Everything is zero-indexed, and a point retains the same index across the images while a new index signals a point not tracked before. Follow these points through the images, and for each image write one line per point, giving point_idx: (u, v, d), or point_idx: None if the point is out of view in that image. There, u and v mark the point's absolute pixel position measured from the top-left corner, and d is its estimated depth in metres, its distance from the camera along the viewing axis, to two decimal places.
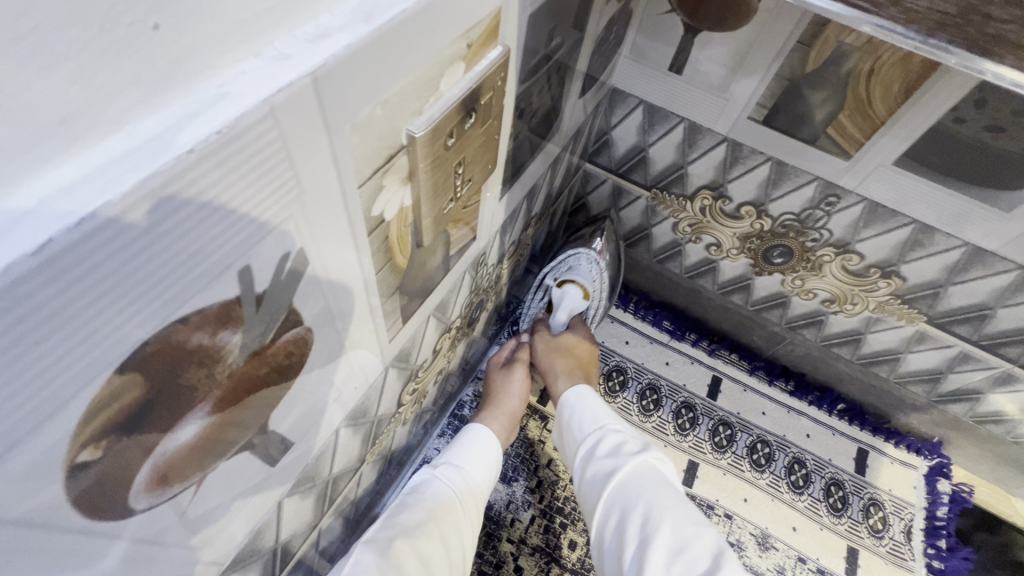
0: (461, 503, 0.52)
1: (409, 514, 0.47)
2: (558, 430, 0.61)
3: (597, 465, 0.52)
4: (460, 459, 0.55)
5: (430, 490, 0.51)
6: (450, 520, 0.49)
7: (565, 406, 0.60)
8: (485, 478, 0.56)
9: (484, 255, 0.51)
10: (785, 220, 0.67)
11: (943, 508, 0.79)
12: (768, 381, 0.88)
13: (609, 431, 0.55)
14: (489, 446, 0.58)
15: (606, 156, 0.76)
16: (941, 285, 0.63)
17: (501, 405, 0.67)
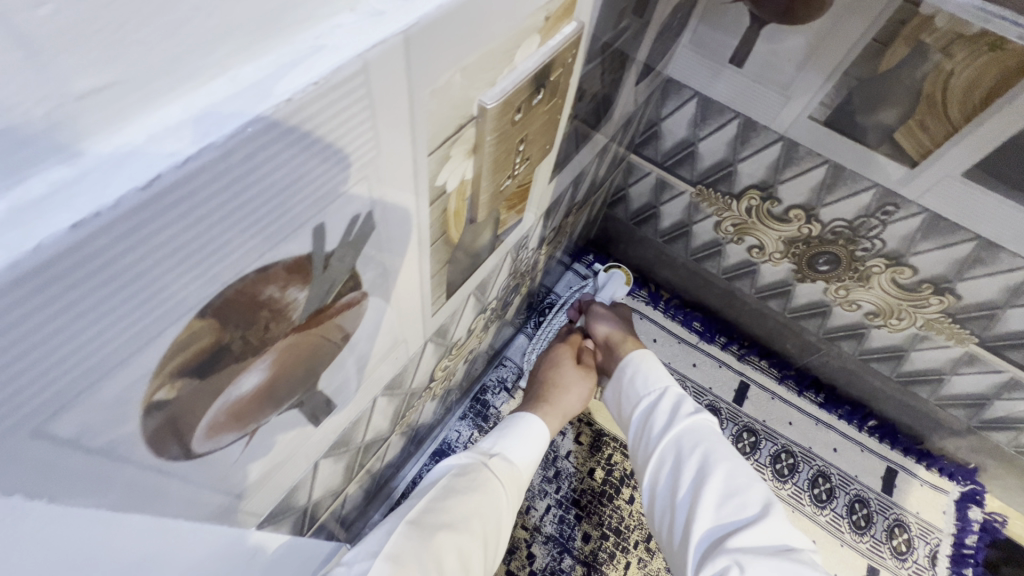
0: (509, 492, 0.51)
1: (456, 503, 0.45)
2: (615, 387, 0.61)
3: (656, 417, 0.53)
4: (511, 452, 0.55)
5: (480, 474, 0.50)
6: (497, 508, 0.49)
7: (626, 364, 0.61)
8: (529, 475, 0.56)
9: (525, 240, 0.51)
10: (835, 227, 0.65)
11: (972, 536, 0.76)
12: (798, 390, 0.86)
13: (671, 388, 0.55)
14: (542, 442, 0.59)
15: (652, 149, 0.74)
16: (998, 306, 0.60)
17: (560, 407, 0.65)
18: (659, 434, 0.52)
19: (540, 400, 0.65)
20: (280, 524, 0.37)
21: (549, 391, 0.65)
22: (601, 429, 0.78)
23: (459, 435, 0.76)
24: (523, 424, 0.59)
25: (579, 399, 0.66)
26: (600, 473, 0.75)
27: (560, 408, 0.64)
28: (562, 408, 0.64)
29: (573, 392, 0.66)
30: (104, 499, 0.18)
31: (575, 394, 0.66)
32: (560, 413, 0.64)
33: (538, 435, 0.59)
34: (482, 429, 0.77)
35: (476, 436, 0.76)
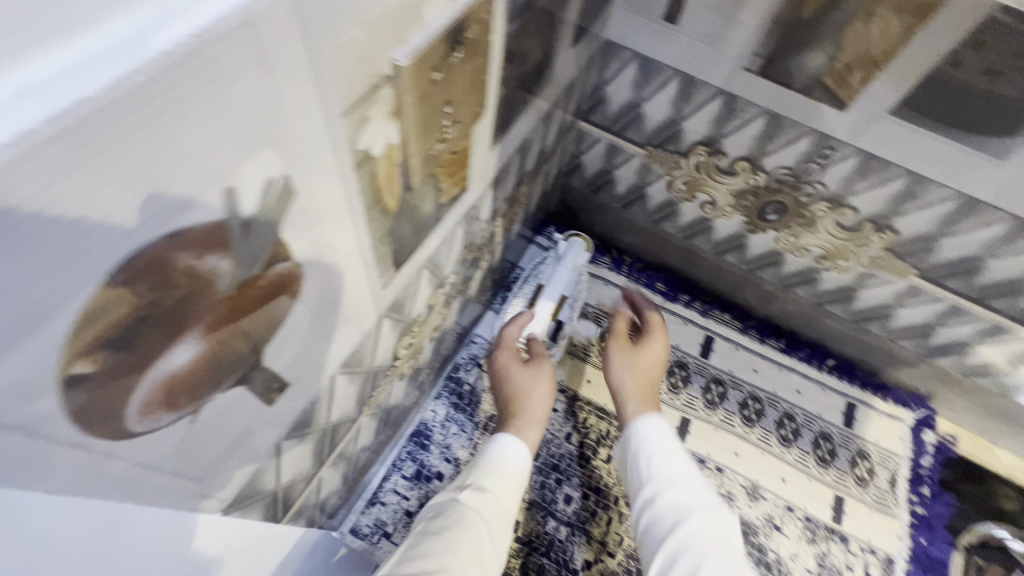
0: (486, 520, 0.52)
1: (431, 546, 0.47)
2: (621, 450, 0.61)
3: (665, 500, 0.52)
4: (484, 478, 0.56)
5: (454, 511, 0.52)
6: (476, 539, 0.49)
7: (631, 441, 0.59)
8: (511, 502, 0.56)
9: (476, 210, 0.51)
10: (779, 175, 0.67)
11: (927, 457, 0.81)
12: (761, 338, 0.88)
13: (679, 476, 0.54)
14: (520, 462, 0.59)
15: (600, 114, 0.74)
16: (932, 237, 0.63)
17: (531, 416, 0.64)
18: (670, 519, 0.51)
19: (508, 416, 0.64)
20: (248, 509, 0.37)
21: (514, 404, 0.65)
22: (575, 394, 0.80)
23: (435, 415, 0.75)
24: (493, 448, 0.60)
25: (545, 396, 0.66)
26: (576, 437, 0.77)
27: (531, 415, 0.64)
28: (533, 414, 0.64)
29: (541, 399, 0.65)
30: (36, 481, 0.18)
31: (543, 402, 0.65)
32: (533, 420, 0.64)
33: (513, 454, 0.59)
34: (457, 407, 0.77)
35: (452, 415, 0.76)
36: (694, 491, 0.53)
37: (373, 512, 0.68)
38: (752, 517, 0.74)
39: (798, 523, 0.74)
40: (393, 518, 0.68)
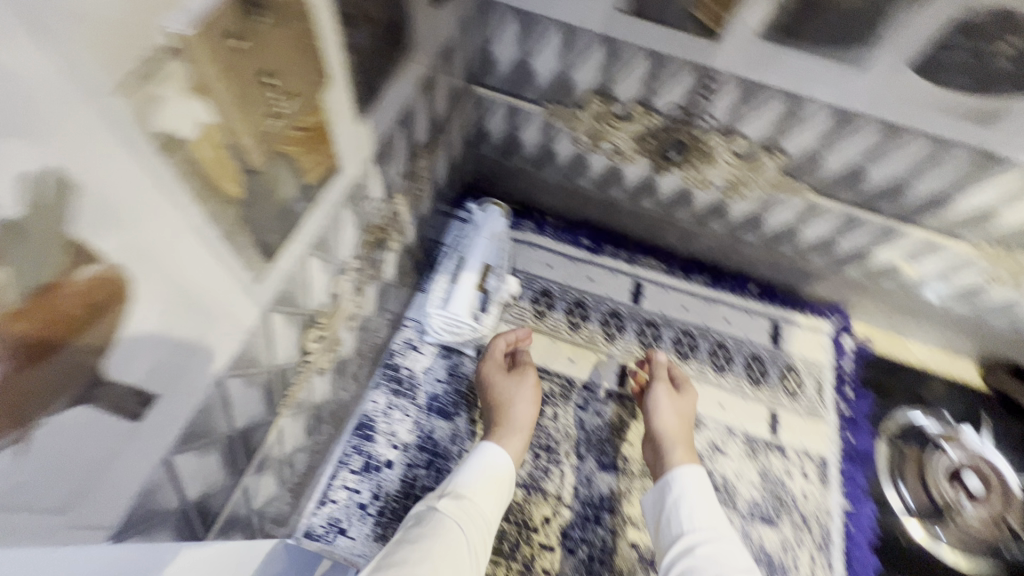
0: (462, 525, 0.57)
1: (406, 553, 0.52)
2: (655, 500, 0.65)
3: (703, 550, 0.57)
4: (464, 485, 0.62)
5: (432, 519, 0.57)
6: (451, 545, 0.55)
7: (671, 485, 0.64)
8: (490, 507, 0.61)
9: (363, 189, 0.49)
10: (673, 113, 0.68)
11: (848, 361, 0.87)
12: (686, 276, 0.91)
13: (718, 536, 0.58)
14: (502, 470, 0.65)
15: (493, 77, 0.73)
16: (818, 153, 0.66)
17: (516, 423, 0.70)
18: (708, 568, 0.55)
19: (495, 424, 0.70)
20: (151, 532, 0.35)
21: (501, 412, 0.71)
22: (515, 360, 0.81)
23: (376, 405, 0.74)
24: (478, 452, 0.65)
25: (529, 404, 0.72)
26: None
27: (515, 422, 0.70)
28: (518, 421, 0.70)
29: (523, 405, 0.72)
30: None
31: (525, 408, 0.71)
32: (517, 427, 0.70)
33: (496, 460, 0.65)
34: (398, 393, 0.76)
35: (393, 402, 0.75)
36: (731, 548, 0.57)
37: (326, 510, 0.67)
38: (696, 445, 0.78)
39: (739, 442, 0.78)
40: (347, 513, 0.67)
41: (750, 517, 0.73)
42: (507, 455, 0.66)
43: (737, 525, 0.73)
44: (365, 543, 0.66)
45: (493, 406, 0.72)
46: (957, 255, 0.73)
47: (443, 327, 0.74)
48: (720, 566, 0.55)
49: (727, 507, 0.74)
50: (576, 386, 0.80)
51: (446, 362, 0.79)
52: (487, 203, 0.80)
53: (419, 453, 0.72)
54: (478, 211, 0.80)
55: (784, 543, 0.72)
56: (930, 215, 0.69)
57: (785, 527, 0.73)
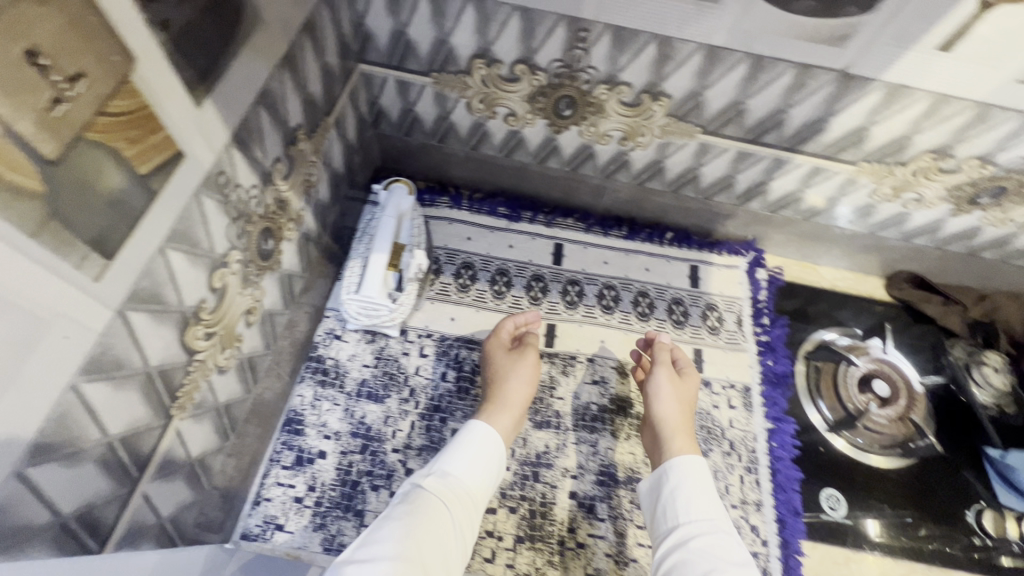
0: (447, 503, 0.59)
1: (385, 530, 0.54)
2: (651, 489, 0.67)
3: (697, 543, 0.59)
4: (451, 464, 0.63)
5: (419, 496, 0.59)
6: (435, 522, 0.57)
7: (668, 473, 0.66)
8: (475, 486, 0.63)
9: (226, 176, 0.48)
10: (556, 69, 0.68)
11: (763, 292, 0.91)
12: (605, 232, 0.93)
13: (713, 531, 0.60)
14: (491, 449, 0.66)
15: (374, 52, 0.71)
16: (698, 93, 0.68)
17: (509, 401, 0.71)
18: (701, 562, 0.57)
19: (490, 401, 0.72)
20: (20, 549, 0.34)
21: (497, 389, 0.72)
22: (442, 335, 0.81)
23: (303, 398, 0.73)
24: (468, 429, 0.67)
25: (525, 383, 0.73)
26: (452, 374, 0.79)
27: (508, 400, 0.71)
28: (511, 399, 0.71)
29: (519, 384, 0.73)
30: None
31: (519, 383, 0.73)
32: (508, 404, 0.71)
33: (487, 438, 0.66)
34: (324, 384, 0.75)
35: (321, 393, 0.74)
36: (725, 539, 0.60)
37: (261, 510, 0.66)
38: (627, 391, 0.80)
39: None
40: (283, 508, 0.67)
41: None
42: (496, 432, 0.67)
43: None
44: (305, 535, 0.66)
45: (491, 379, 0.74)
46: (844, 178, 0.76)
47: (361, 312, 0.73)
48: (713, 559, 0.57)
49: None
50: None
51: (372, 346, 0.79)
52: (391, 182, 0.78)
53: (352, 439, 0.72)
54: (382, 190, 0.78)
55: (715, 470, 0.76)
56: (811, 141, 0.71)
57: (715, 455, 0.77)
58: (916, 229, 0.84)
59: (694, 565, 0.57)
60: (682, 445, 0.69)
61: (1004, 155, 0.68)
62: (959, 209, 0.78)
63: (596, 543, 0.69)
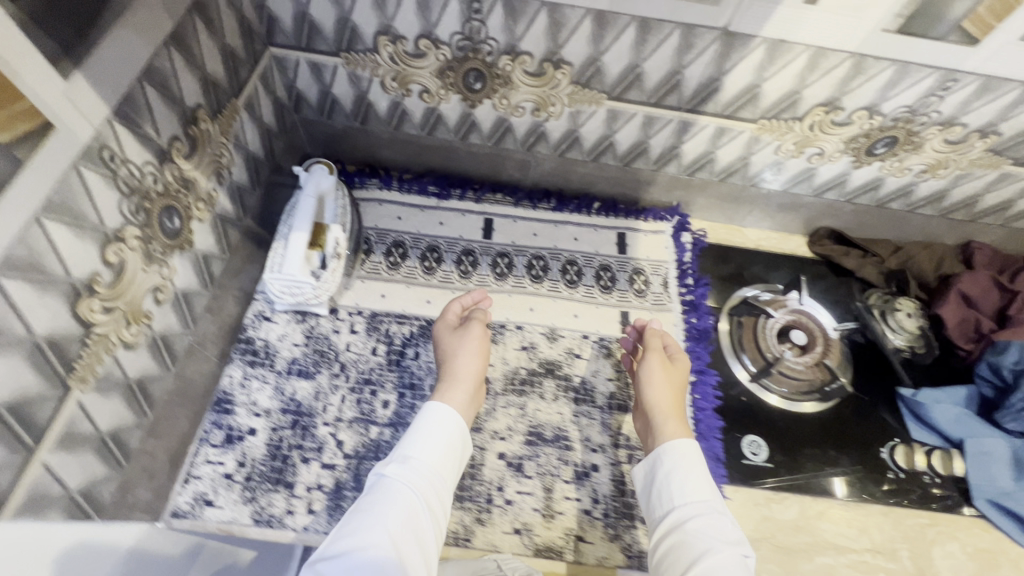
0: (412, 486, 0.60)
1: (355, 520, 0.55)
2: (646, 473, 0.68)
3: (692, 526, 0.60)
4: (412, 448, 0.64)
5: (385, 484, 0.60)
6: (402, 507, 0.58)
7: (664, 455, 0.67)
8: (440, 465, 0.64)
9: (111, 151, 0.49)
10: (458, 43, 0.70)
11: (688, 254, 0.94)
12: (533, 205, 0.95)
13: (708, 513, 0.61)
14: (450, 427, 0.66)
15: (281, 34, 0.72)
16: (596, 59, 0.70)
17: (456, 376, 0.72)
18: (696, 544, 0.58)
19: (441, 380, 0.72)
20: None
21: (446, 368, 0.73)
22: (373, 312, 0.83)
23: (232, 379, 0.75)
24: (425, 412, 0.67)
25: (472, 357, 0.73)
26: (383, 348, 0.80)
27: (456, 374, 0.71)
28: (459, 373, 0.71)
29: (468, 360, 0.73)
30: None
31: (467, 361, 0.73)
32: (458, 379, 0.71)
33: (443, 416, 0.67)
34: (254, 364, 0.76)
35: (250, 373, 0.75)
36: (721, 520, 0.61)
37: (190, 487, 0.68)
38: (555, 355, 0.83)
39: (594, 345, 0.84)
40: (212, 485, 0.68)
41: (609, 409, 0.79)
42: (448, 408, 0.68)
43: (597, 418, 0.78)
44: (234, 509, 0.67)
45: (442, 363, 0.74)
46: (748, 136, 0.79)
47: (285, 290, 0.75)
48: (708, 541, 0.58)
49: (586, 403, 0.79)
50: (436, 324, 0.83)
51: (302, 326, 0.80)
52: (312, 163, 0.79)
53: (282, 415, 0.73)
54: (303, 172, 0.79)
55: None
56: (710, 102, 0.74)
57: None
58: (826, 184, 0.88)
59: (690, 547, 0.58)
60: (675, 430, 0.70)
61: (888, 105, 0.71)
62: (860, 161, 0.82)
63: (523, 498, 0.72)
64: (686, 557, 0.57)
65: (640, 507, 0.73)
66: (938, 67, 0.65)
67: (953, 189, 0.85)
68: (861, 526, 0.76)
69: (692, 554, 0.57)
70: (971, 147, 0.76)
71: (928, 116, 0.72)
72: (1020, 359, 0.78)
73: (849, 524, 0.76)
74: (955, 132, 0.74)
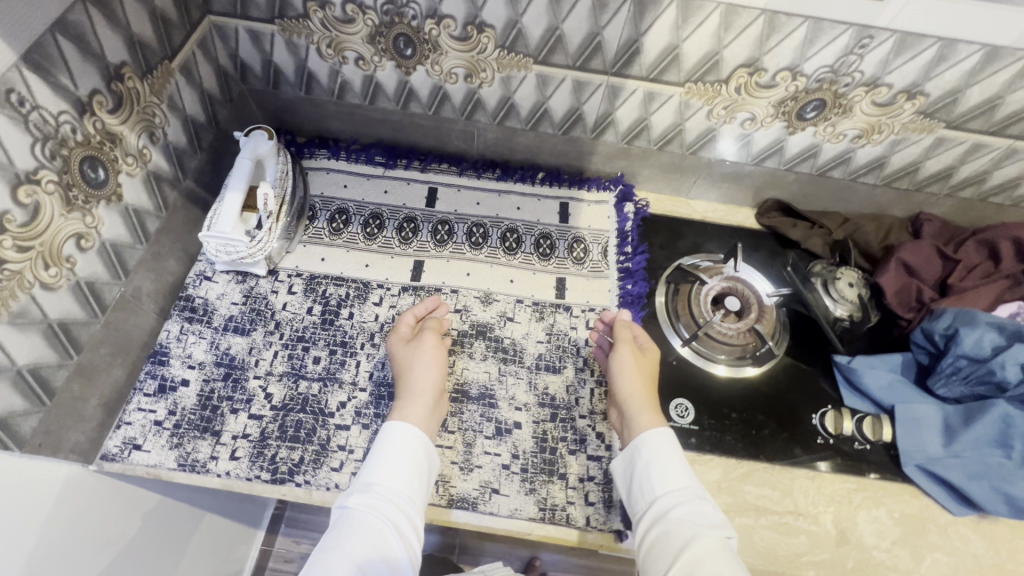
0: (377, 514, 0.60)
1: (322, 560, 0.56)
2: (625, 465, 0.67)
3: (676, 512, 0.60)
4: (375, 474, 0.63)
5: (350, 515, 0.60)
6: (368, 538, 0.58)
7: (641, 448, 0.66)
8: (405, 485, 0.63)
9: (19, 95, 0.52)
10: (383, 7, 0.73)
11: (629, 223, 0.94)
12: (478, 175, 0.97)
13: (688, 494, 0.62)
14: (412, 444, 0.66)
15: (216, 1, 0.75)
16: (516, 21, 0.72)
17: (415, 389, 0.71)
18: (683, 529, 0.58)
19: (399, 397, 0.71)
20: None
21: (403, 384, 0.72)
22: (311, 274, 0.85)
23: (169, 333, 0.77)
24: (386, 435, 0.66)
25: (430, 369, 0.72)
26: (318, 308, 0.82)
27: (414, 390, 0.70)
28: (417, 389, 0.70)
29: (429, 371, 0.72)
30: None
31: (428, 375, 0.72)
32: (417, 394, 0.70)
33: (404, 435, 0.66)
34: (191, 319, 0.79)
35: (188, 328, 0.78)
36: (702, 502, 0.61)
37: (120, 432, 0.71)
38: (488, 318, 0.84)
39: (527, 309, 0.85)
40: (142, 430, 0.71)
41: (536, 369, 0.80)
42: (413, 424, 0.67)
43: (524, 377, 0.80)
44: (161, 453, 0.70)
45: (399, 379, 0.72)
46: (677, 101, 0.80)
47: (220, 249, 0.78)
48: (692, 524, 0.59)
49: (514, 364, 0.81)
50: (372, 286, 0.85)
51: (242, 286, 0.83)
52: (253, 127, 0.82)
53: (215, 368, 0.76)
54: (243, 136, 0.81)
55: (568, 385, 0.79)
56: (634, 64, 0.75)
57: (568, 371, 0.81)
58: (764, 152, 0.88)
59: (676, 533, 0.58)
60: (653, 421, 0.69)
61: (810, 65, 0.72)
62: (793, 127, 0.82)
63: (443, 452, 0.73)
64: (673, 544, 0.57)
65: (559, 462, 0.74)
66: (850, 23, 0.65)
67: (891, 155, 0.84)
68: (785, 488, 0.76)
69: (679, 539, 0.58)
70: (900, 110, 0.76)
71: (851, 76, 0.72)
72: (949, 325, 0.77)
73: (773, 487, 0.76)
74: (882, 93, 0.74)
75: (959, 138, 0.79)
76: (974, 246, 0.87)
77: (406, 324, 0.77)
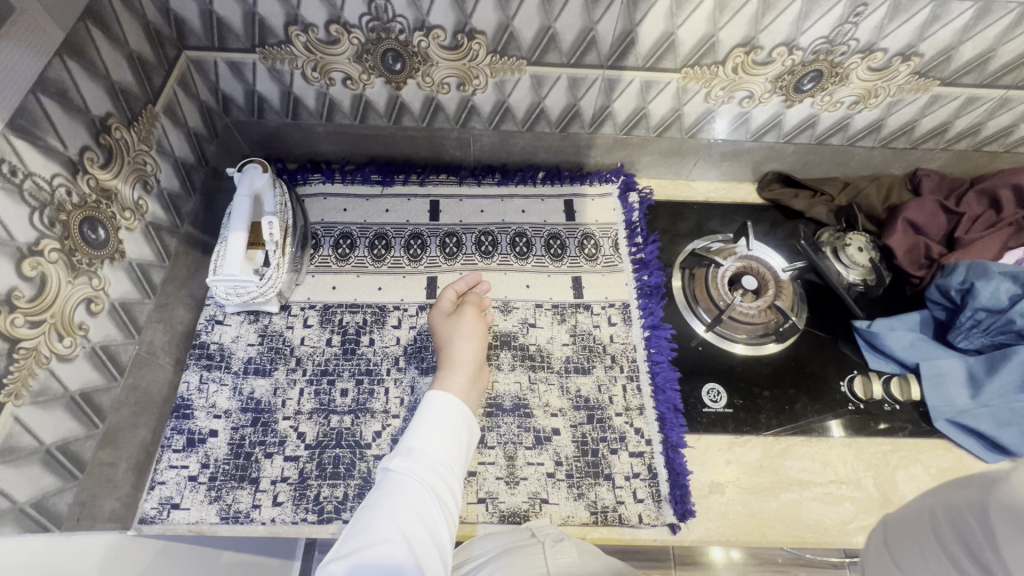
0: (416, 476, 0.61)
1: (366, 516, 0.57)
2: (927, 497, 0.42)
3: (916, 505, 0.43)
4: (415, 439, 0.64)
5: (391, 478, 0.61)
6: (408, 498, 0.59)
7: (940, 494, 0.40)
8: (445, 451, 0.64)
9: (10, 165, 0.50)
10: (368, 24, 0.70)
11: (636, 214, 0.94)
12: (478, 181, 0.95)
13: (941, 501, 0.39)
14: (450, 412, 0.66)
15: (192, 36, 0.71)
16: (507, 25, 0.70)
17: (456, 361, 0.71)
18: (906, 552, 0.41)
19: (440, 368, 0.72)
20: None
21: (445, 355, 0.73)
22: (325, 305, 0.83)
23: (190, 382, 0.75)
24: (423, 403, 0.67)
25: (471, 340, 0.74)
26: (337, 339, 0.80)
27: (455, 361, 0.71)
28: (458, 359, 0.71)
29: (466, 343, 0.73)
30: None
31: (468, 344, 0.73)
32: (457, 364, 0.71)
33: (441, 403, 0.66)
34: (209, 366, 0.76)
35: (207, 377, 0.76)
36: (957, 521, 0.36)
37: (155, 493, 0.68)
38: (510, 327, 0.84)
39: (548, 312, 0.85)
40: (177, 488, 0.69)
41: (566, 372, 0.80)
42: (449, 393, 0.68)
43: (555, 382, 0.79)
44: (200, 509, 0.68)
45: (441, 352, 0.74)
46: (675, 87, 0.79)
47: (230, 291, 0.75)
48: (916, 543, 0.40)
49: (543, 370, 0.80)
50: (388, 309, 0.83)
51: (255, 326, 0.80)
52: (248, 159, 0.79)
53: (242, 414, 0.74)
54: (237, 173, 0.78)
55: (598, 385, 0.79)
56: (629, 55, 0.74)
57: (598, 371, 0.80)
58: (763, 127, 0.88)
59: (897, 551, 0.42)
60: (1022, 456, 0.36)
61: (806, 38, 0.71)
62: (791, 100, 0.82)
63: (486, 468, 0.73)
64: (885, 562, 0.43)
65: (603, 463, 0.74)
66: None
67: (888, 118, 0.85)
68: (824, 459, 0.77)
69: (897, 560, 0.42)
70: (897, 72, 0.76)
71: (847, 45, 0.72)
72: (964, 279, 0.78)
73: (813, 459, 0.76)
74: (878, 58, 0.74)
75: (955, 94, 0.79)
76: (974, 197, 0.88)
77: (446, 298, 0.80)
